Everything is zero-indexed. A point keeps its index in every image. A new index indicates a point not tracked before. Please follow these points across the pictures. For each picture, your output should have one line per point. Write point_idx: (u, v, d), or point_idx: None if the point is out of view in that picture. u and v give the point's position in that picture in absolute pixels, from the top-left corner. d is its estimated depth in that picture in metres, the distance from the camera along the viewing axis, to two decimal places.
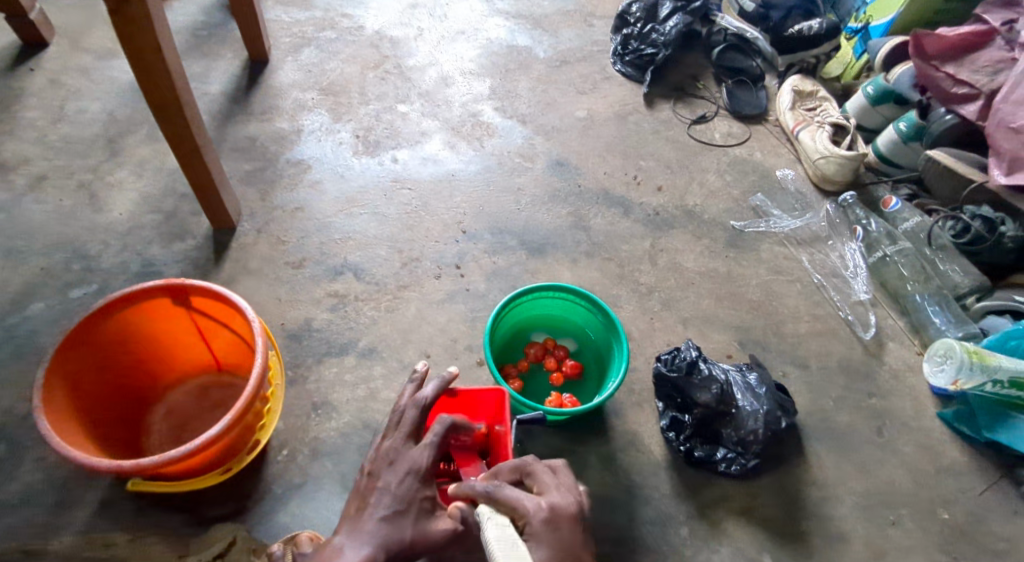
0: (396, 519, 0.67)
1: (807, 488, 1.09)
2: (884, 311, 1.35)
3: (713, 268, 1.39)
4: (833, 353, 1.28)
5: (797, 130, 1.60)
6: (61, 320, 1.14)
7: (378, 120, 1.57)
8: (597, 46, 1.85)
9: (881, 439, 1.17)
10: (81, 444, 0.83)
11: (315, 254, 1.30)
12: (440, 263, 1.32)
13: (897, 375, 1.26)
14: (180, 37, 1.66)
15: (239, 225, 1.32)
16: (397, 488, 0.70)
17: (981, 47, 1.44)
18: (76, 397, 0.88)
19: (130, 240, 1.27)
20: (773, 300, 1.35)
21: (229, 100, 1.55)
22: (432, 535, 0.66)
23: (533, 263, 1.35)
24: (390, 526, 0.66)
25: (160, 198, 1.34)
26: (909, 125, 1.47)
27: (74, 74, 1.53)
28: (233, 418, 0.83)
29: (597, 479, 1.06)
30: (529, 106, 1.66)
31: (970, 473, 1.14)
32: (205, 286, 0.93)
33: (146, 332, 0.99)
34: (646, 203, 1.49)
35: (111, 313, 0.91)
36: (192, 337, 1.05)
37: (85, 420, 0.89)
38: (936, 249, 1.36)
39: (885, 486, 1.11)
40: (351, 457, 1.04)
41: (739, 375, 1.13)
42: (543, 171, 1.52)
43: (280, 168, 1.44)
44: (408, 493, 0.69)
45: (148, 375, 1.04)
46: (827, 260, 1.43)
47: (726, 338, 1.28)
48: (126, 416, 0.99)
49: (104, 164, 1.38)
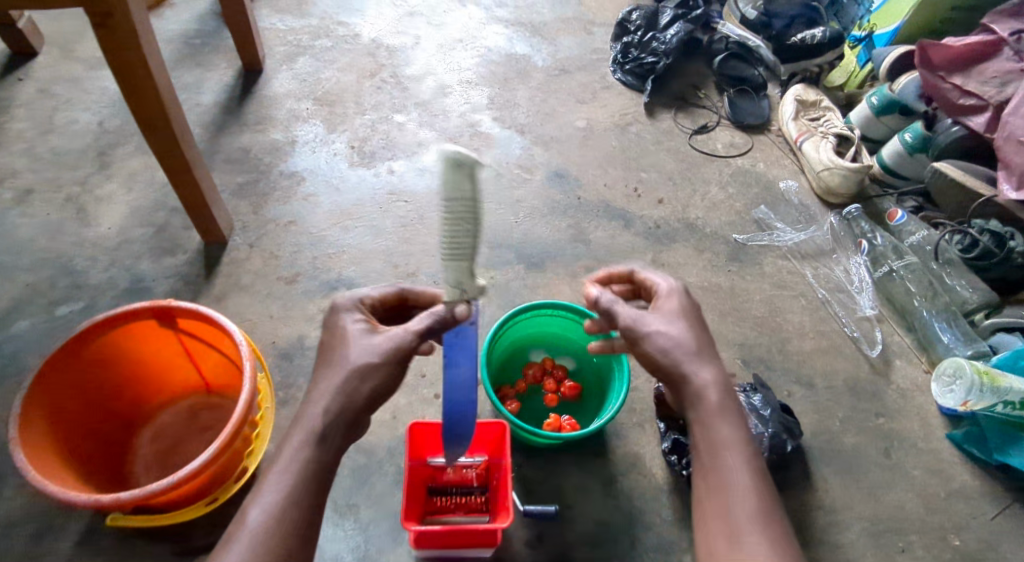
0: (345, 359, 0.64)
1: (814, 513, 1.06)
2: (890, 328, 1.32)
3: (716, 283, 1.36)
4: (839, 371, 1.25)
5: (801, 140, 1.57)
6: (46, 340, 1.11)
7: (374, 130, 1.54)
8: (597, 55, 1.82)
9: (889, 461, 1.14)
10: (62, 474, 0.80)
11: (309, 269, 1.27)
12: (436, 278, 1.30)
13: (905, 394, 1.23)
14: (171, 47, 1.63)
15: (231, 239, 1.29)
16: (337, 329, 0.68)
17: (988, 58, 1.40)
18: (58, 425, 0.84)
19: (119, 256, 1.24)
20: (778, 317, 1.32)
21: (222, 110, 1.52)
22: (386, 345, 0.65)
23: (532, 278, 1.32)
24: (344, 373, 0.63)
25: (150, 211, 1.31)
26: (915, 136, 1.44)
27: (64, 84, 1.50)
28: (219, 447, 0.81)
29: (597, 503, 1.03)
30: (528, 116, 1.63)
31: (981, 497, 1.11)
32: (193, 309, 0.89)
33: (132, 354, 0.95)
34: (647, 216, 1.46)
35: (94, 338, 0.87)
36: (181, 359, 1.02)
37: (68, 450, 0.85)
38: (943, 264, 1.33)
39: (894, 511, 1.08)
40: (345, 483, 1.03)
41: (744, 397, 1.11)
42: (542, 183, 1.49)
43: (274, 180, 1.41)
44: (344, 327, 0.67)
45: (135, 399, 1.01)
46: (832, 274, 1.39)
47: (729, 356, 1.25)
48: (111, 440, 0.96)
49: (93, 177, 1.34)
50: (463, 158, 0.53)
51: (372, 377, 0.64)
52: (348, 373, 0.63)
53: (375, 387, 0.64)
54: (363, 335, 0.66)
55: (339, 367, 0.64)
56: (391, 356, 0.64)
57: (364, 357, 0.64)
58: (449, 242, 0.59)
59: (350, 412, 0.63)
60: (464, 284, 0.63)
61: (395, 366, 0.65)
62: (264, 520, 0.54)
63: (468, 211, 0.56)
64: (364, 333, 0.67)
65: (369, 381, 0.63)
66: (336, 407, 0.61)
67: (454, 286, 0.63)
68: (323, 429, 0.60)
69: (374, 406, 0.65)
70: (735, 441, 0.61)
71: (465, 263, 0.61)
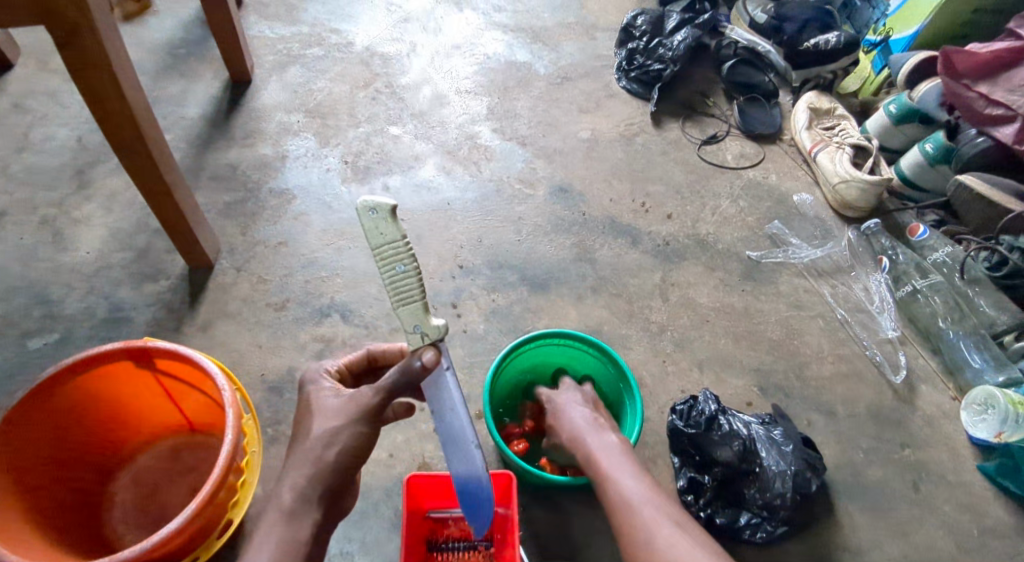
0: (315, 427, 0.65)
1: (840, 555, 0.99)
2: (914, 351, 1.25)
3: (729, 304, 1.29)
4: (861, 398, 1.18)
5: (815, 151, 1.50)
6: (17, 376, 1.04)
7: (368, 144, 1.47)
8: (600, 61, 1.75)
9: (917, 496, 1.07)
10: (26, 537, 0.72)
11: (300, 294, 1.20)
12: (434, 301, 1.22)
13: (932, 423, 1.16)
14: (154, 57, 1.56)
15: (217, 263, 1.22)
16: (305, 398, 0.69)
17: (1013, 65, 1.31)
18: (27, 481, 0.77)
19: (97, 282, 1.16)
20: (795, 340, 1.25)
21: (208, 124, 1.45)
22: (352, 407, 0.65)
23: (536, 301, 1.25)
24: (312, 440, 0.63)
25: (130, 233, 1.24)
26: (936, 146, 1.38)
27: (41, 99, 1.43)
28: (198, 506, 0.73)
29: (608, 548, 0.96)
30: (528, 127, 1.56)
31: (1017, 535, 1.04)
32: (171, 349, 0.82)
33: (107, 396, 0.88)
34: (655, 232, 1.39)
35: (63, 382, 0.79)
36: (161, 399, 0.94)
37: (35, 506, 0.78)
38: (969, 281, 1.26)
39: (924, 552, 1.01)
40: (338, 530, 0.96)
41: (763, 430, 1.04)
42: (545, 198, 1.42)
43: (262, 198, 1.34)
44: (310, 396, 0.68)
45: (111, 442, 0.93)
46: (851, 293, 1.33)
47: (746, 383, 1.18)
48: (86, 489, 0.89)
49: (71, 197, 1.27)
50: (377, 204, 0.53)
51: (336, 442, 0.63)
52: (311, 442, 0.63)
53: (342, 452, 0.64)
54: (325, 400, 0.67)
55: (304, 438, 0.64)
56: (353, 417, 0.64)
57: (325, 423, 0.64)
58: (390, 289, 0.56)
59: (321, 479, 0.63)
60: (423, 326, 0.58)
61: (363, 424, 0.65)
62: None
63: (399, 251, 0.55)
64: (330, 397, 0.67)
65: (334, 446, 0.63)
66: (304, 478, 0.62)
67: (413, 332, 0.58)
68: (294, 502, 0.61)
69: (348, 468, 0.65)
70: (632, 485, 0.72)
71: (413, 303, 0.56)
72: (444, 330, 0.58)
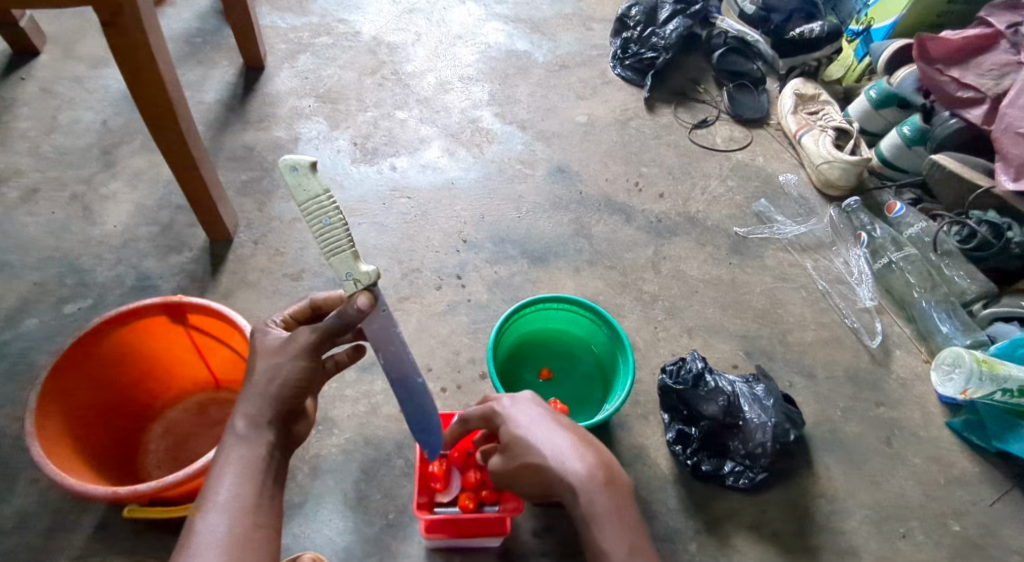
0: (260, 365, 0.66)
1: (816, 501, 1.08)
2: (890, 319, 1.34)
3: (717, 276, 1.37)
4: (839, 362, 1.26)
5: (800, 134, 1.59)
6: (55, 338, 1.11)
7: (376, 127, 1.55)
8: (596, 50, 1.83)
9: (890, 449, 1.15)
10: (76, 468, 0.80)
11: (314, 265, 1.28)
12: (440, 273, 1.31)
13: (905, 384, 1.24)
14: (174, 45, 1.64)
15: (236, 236, 1.30)
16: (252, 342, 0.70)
17: (986, 51, 1.43)
18: (70, 418, 0.84)
19: (124, 254, 1.24)
20: (779, 309, 1.33)
21: (225, 108, 1.52)
22: (291, 347, 0.66)
23: (535, 273, 1.33)
24: (260, 375, 0.65)
25: (154, 209, 1.32)
26: (913, 128, 1.46)
27: (66, 84, 1.50)
28: None
29: None
30: (528, 112, 1.64)
31: (980, 484, 1.13)
32: (204, 304, 0.90)
33: (142, 350, 0.96)
34: (648, 210, 1.47)
35: (105, 333, 0.87)
36: (191, 354, 1.02)
37: (82, 445, 0.86)
38: (942, 255, 1.35)
39: (895, 499, 1.09)
40: (353, 476, 1.04)
41: (746, 387, 1.11)
42: (543, 178, 1.50)
43: (277, 177, 1.42)
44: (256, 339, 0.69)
45: (145, 395, 1.01)
46: (832, 266, 1.41)
47: (732, 348, 1.26)
48: (124, 436, 0.97)
49: (98, 175, 1.35)
50: (296, 160, 0.54)
51: (279, 376, 0.65)
52: (257, 376, 0.65)
53: (287, 381, 0.65)
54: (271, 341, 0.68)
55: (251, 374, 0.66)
56: (294, 353, 0.65)
57: (266, 360, 0.66)
58: (319, 240, 0.57)
59: (277, 404, 0.65)
60: (355, 273, 0.59)
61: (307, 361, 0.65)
62: (214, 508, 0.56)
63: (325, 205, 0.56)
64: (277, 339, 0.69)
65: (278, 379, 0.65)
66: (254, 407, 0.64)
67: (346, 279, 0.59)
68: (248, 426, 0.63)
69: (301, 396, 0.67)
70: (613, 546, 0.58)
71: (343, 252, 0.57)
72: (376, 276, 0.60)
